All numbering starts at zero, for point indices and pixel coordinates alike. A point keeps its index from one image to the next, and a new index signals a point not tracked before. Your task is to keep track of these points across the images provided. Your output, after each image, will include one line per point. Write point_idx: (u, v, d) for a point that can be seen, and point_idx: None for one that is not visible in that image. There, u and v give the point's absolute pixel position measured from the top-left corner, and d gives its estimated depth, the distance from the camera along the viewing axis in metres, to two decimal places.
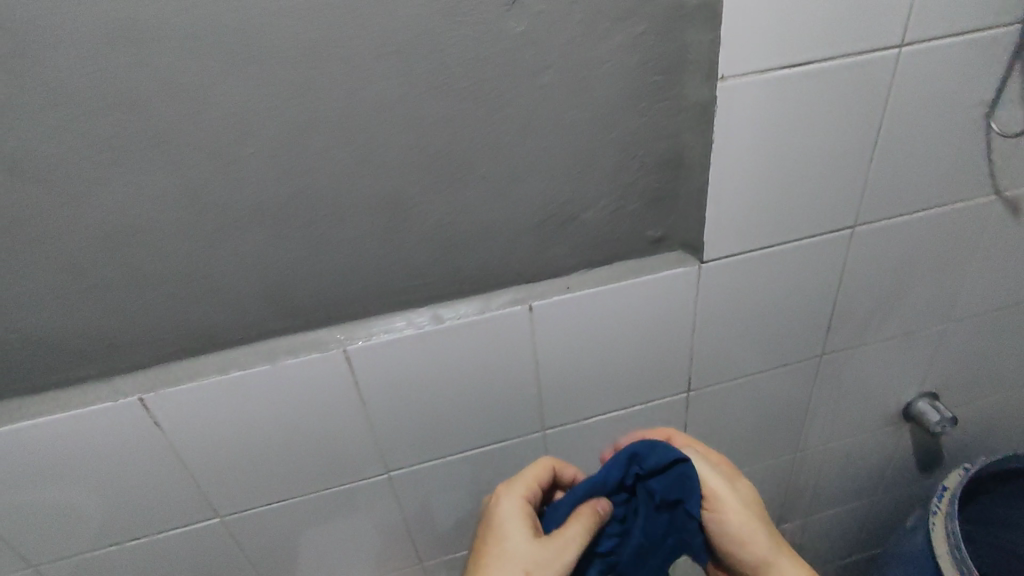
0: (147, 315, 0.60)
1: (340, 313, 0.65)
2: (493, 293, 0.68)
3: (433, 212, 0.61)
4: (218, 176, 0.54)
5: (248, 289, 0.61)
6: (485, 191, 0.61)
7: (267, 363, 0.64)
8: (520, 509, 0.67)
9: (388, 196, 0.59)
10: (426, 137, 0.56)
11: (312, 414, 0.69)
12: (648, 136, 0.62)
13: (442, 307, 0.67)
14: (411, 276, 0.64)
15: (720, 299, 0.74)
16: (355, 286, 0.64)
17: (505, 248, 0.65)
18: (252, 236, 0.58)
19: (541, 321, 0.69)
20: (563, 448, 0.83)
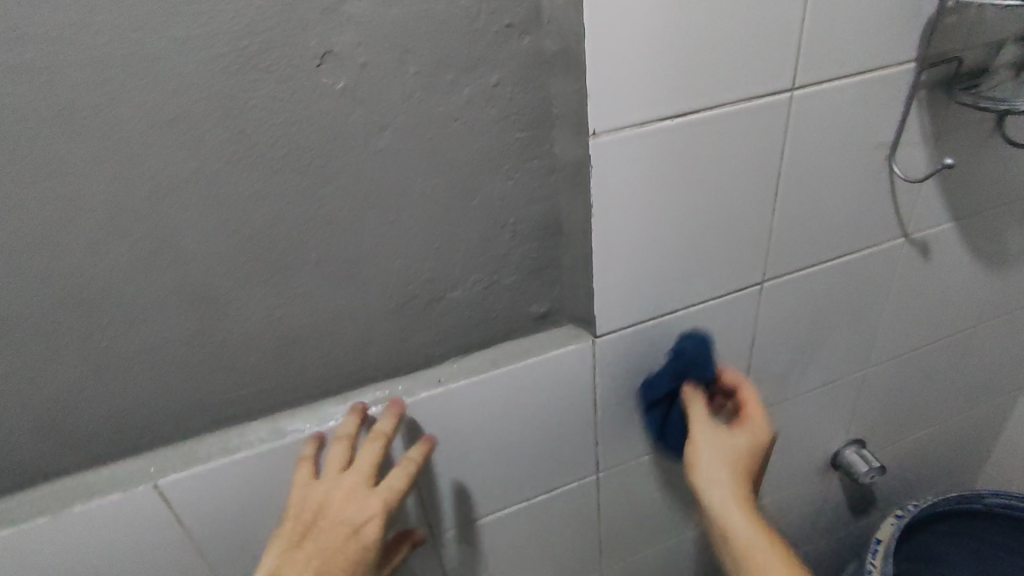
0: None
1: (148, 437, 0.51)
2: (351, 391, 0.56)
3: (255, 308, 0.48)
4: None
5: (13, 421, 0.47)
6: (321, 277, 0.49)
7: (47, 514, 0.49)
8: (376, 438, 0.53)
9: (191, 294, 0.46)
10: (233, 221, 0.45)
11: (122, 568, 0.53)
12: (519, 202, 0.52)
13: (286, 415, 0.55)
14: (238, 386, 0.52)
15: (623, 373, 0.65)
16: (163, 405, 0.50)
17: (358, 340, 0.54)
18: (6, 357, 0.44)
19: (412, 420, 0.57)
20: (461, 556, 0.70)
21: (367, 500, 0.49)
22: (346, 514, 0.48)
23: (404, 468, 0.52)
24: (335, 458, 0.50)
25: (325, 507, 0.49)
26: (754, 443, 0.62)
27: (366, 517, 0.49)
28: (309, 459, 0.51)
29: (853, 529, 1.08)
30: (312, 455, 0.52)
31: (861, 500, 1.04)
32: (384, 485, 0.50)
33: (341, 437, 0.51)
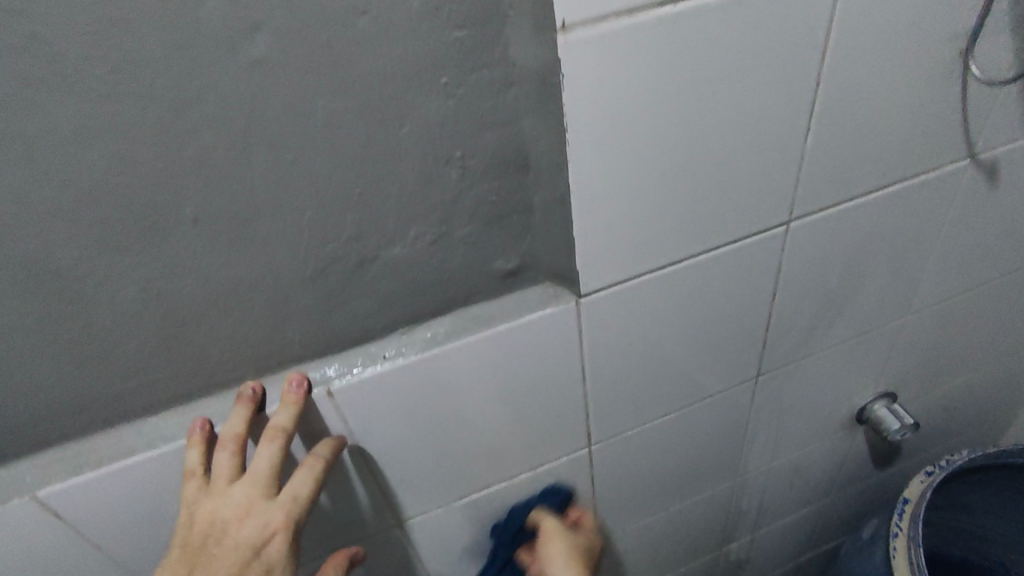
0: None
1: (19, 443, 0.42)
2: (275, 375, 0.46)
3: (120, 282, 0.37)
4: None
5: None
6: (205, 240, 0.37)
7: None
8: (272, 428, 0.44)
9: (25, 267, 0.35)
10: (59, 167, 0.32)
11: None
12: (467, 129, 0.39)
13: (195, 406, 0.44)
14: (123, 377, 0.41)
15: (615, 337, 0.54)
16: (26, 405, 0.40)
17: (271, 317, 0.42)
18: None
19: (353, 406, 0.47)
20: (433, 542, 0.63)
21: (266, 513, 0.41)
22: (242, 534, 0.40)
23: (310, 469, 0.44)
24: (221, 469, 0.41)
25: (215, 532, 0.41)
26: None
27: (261, 536, 0.41)
28: (194, 468, 0.42)
29: (875, 482, 1.00)
30: (199, 461, 0.42)
31: (886, 453, 0.95)
32: (289, 491, 0.43)
33: (223, 440, 0.42)
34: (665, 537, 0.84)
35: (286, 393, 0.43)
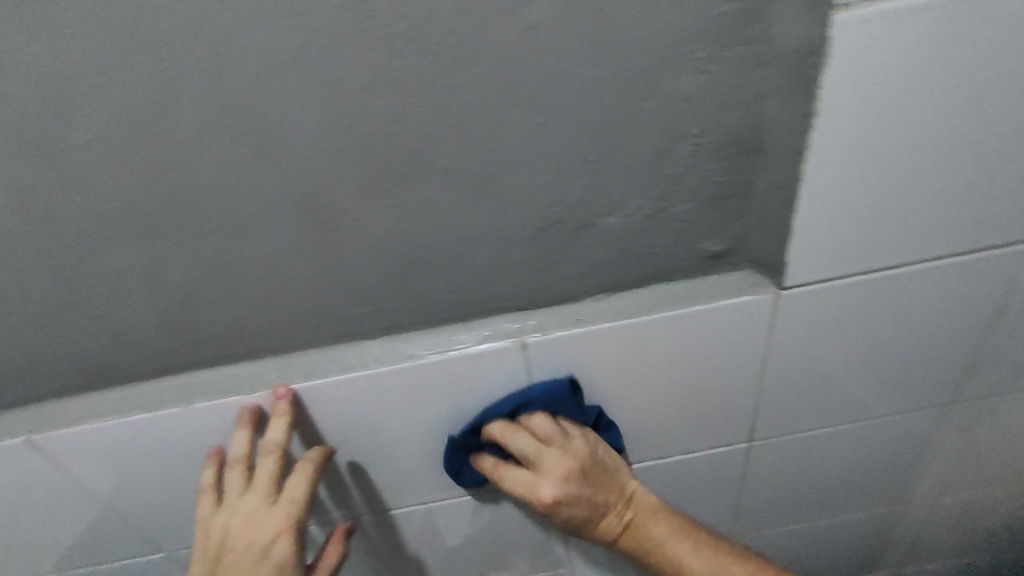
0: (11, 347, 0.45)
1: (267, 346, 0.49)
2: (478, 323, 0.49)
3: (373, 219, 0.42)
4: (52, 175, 0.37)
5: (138, 318, 0.45)
6: (448, 190, 0.41)
7: (180, 405, 0.49)
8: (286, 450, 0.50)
9: (304, 198, 0.40)
10: (347, 111, 0.37)
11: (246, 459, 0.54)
12: (709, 107, 0.39)
13: (406, 339, 0.49)
14: (357, 304, 0.46)
15: (807, 337, 0.52)
16: (280, 317, 0.46)
17: (486, 268, 0.45)
18: (122, 253, 0.41)
19: (543, 362, 0.50)
20: None
21: (268, 518, 0.49)
22: (248, 540, 0.48)
23: (301, 473, 0.50)
24: (232, 484, 0.50)
25: (226, 544, 0.49)
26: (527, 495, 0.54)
27: (269, 538, 0.48)
28: (210, 486, 0.51)
29: None
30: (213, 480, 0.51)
31: None
32: (284, 495, 0.50)
33: (233, 461, 0.50)
34: (800, 547, 0.81)
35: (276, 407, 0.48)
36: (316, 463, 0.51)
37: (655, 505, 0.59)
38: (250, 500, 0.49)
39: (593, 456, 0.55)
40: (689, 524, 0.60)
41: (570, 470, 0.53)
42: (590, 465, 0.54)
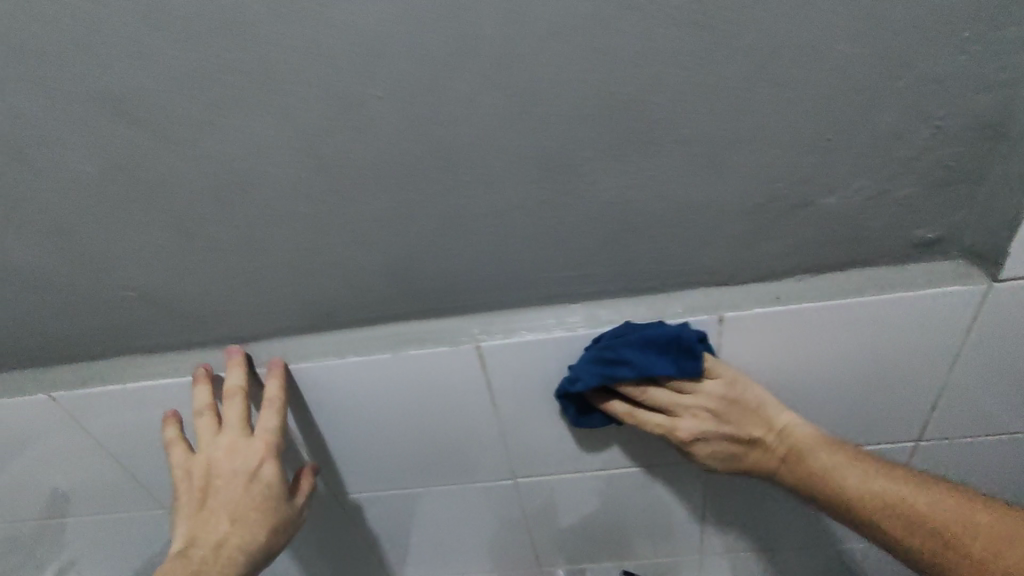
0: (255, 287, 0.50)
1: (474, 305, 0.52)
2: (674, 294, 0.51)
3: (605, 184, 0.44)
4: (340, 126, 0.41)
5: (370, 267, 0.49)
6: (682, 159, 0.43)
7: (389, 353, 0.53)
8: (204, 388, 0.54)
9: (549, 159, 0.43)
10: (610, 78, 0.39)
11: (434, 408, 0.58)
12: (959, 89, 0.39)
13: (604, 305, 0.52)
14: (567, 267, 0.49)
15: (1010, 336, 0.51)
16: (495, 276, 0.49)
17: (698, 239, 0.47)
18: (376, 203, 0.45)
19: (734, 337, 0.51)
20: (725, 476, 0.67)
21: (248, 448, 0.53)
22: (232, 466, 0.52)
23: (272, 406, 0.53)
24: (233, 418, 0.53)
25: (210, 476, 0.53)
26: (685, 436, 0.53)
27: (253, 463, 0.53)
28: (175, 438, 0.56)
29: None
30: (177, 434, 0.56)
31: None
32: (259, 429, 0.53)
33: (201, 408, 0.53)
34: None
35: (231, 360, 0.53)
36: (280, 395, 0.53)
37: (806, 446, 0.53)
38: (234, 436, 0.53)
39: (731, 396, 0.52)
40: (861, 454, 0.54)
41: (707, 412, 0.52)
42: (727, 407, 0.52)
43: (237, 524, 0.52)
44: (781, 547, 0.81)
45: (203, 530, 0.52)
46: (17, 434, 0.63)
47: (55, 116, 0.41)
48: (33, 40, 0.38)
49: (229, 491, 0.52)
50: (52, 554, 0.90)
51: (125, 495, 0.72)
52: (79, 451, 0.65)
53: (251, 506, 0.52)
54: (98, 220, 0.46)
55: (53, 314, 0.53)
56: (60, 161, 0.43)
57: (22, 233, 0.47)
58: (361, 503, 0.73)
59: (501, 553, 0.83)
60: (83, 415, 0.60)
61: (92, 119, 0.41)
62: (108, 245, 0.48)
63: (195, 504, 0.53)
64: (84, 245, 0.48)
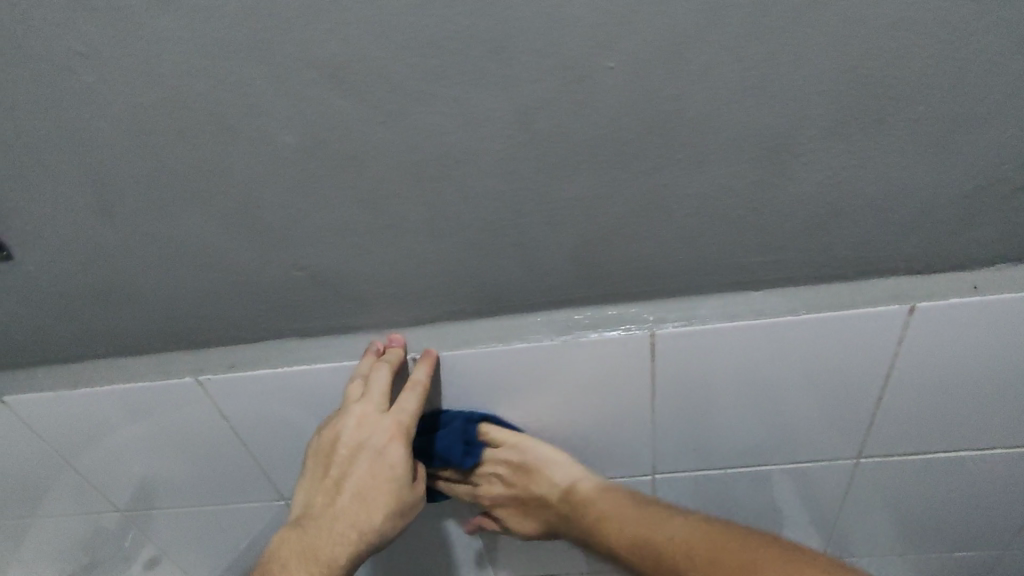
0: (431, 269, 0.49)
1: (650, 291, 0.50)
2: (858, 284, 0.50)
3: (823, 165, 0.42)
4: (561, 100, 0.39)
5: (556, 250, 0.47)
6: (911, 140, 0.41)
7: (558, 338, 0.52)
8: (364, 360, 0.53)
9: (772, 138, 0.41)
10: (858, 52, 0.37)
11: (589, 401, 0.56)
12: None
13: (783, 293, 0.50)
14: (758, 252, 0.47)
15: None
16: (682, 259, 0.48)
17: (904, 225, 0.45)
18: (580, 180, 0.43)
19: (917, 329, 0.50)
20: (870, 481, 0.64)
21: (382, 427, 0.51)
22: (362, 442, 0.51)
23: (413, 390, 0.52)
24: (374, 391, 0.50)
25: (337, 444, 0.52)
26: (562, 498, 0.62)
27: (383, 443, 0.52)
28: None
29: None
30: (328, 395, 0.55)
31: None
32: (396, 410, 0.51)
33: (357, 374, 0.53)
34: None
35: (389, 348, 0.53)
36: (427, 382, 0.52)
37: (620, 513, 0.58)
38: (368, 411, 0.51)
39: (600, 482, 0.61)
40: (795, 552, 0.50)
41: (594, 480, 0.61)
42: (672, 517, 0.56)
43: (357, 499, 0.52)
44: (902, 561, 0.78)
45: (325, 499, 0.52)
46: (155, 416, 0.63)
47: (268, 85, 0.39)
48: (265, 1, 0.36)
49: (355, 467, 0.52)
50: (136, 559, 0.86)
51: (242, 485, 0.71)
52: (212, 436, 0.64)
53: (374, 484, 0.52)
54: (285, 197, 0.45)
55: (214, 293, 0.52)
56: (260, 134, 0.41)
57: (205, 208, 0.46)
58: (482, 506, 0.70)
59: (613, 566, 0.79)
60: (227, 398, 0.59)
61: (305, 89, 0.39)
62: (289, 224, 0.46)
63: (323, 474, 0.53)
64: (264, 222, 0.46)
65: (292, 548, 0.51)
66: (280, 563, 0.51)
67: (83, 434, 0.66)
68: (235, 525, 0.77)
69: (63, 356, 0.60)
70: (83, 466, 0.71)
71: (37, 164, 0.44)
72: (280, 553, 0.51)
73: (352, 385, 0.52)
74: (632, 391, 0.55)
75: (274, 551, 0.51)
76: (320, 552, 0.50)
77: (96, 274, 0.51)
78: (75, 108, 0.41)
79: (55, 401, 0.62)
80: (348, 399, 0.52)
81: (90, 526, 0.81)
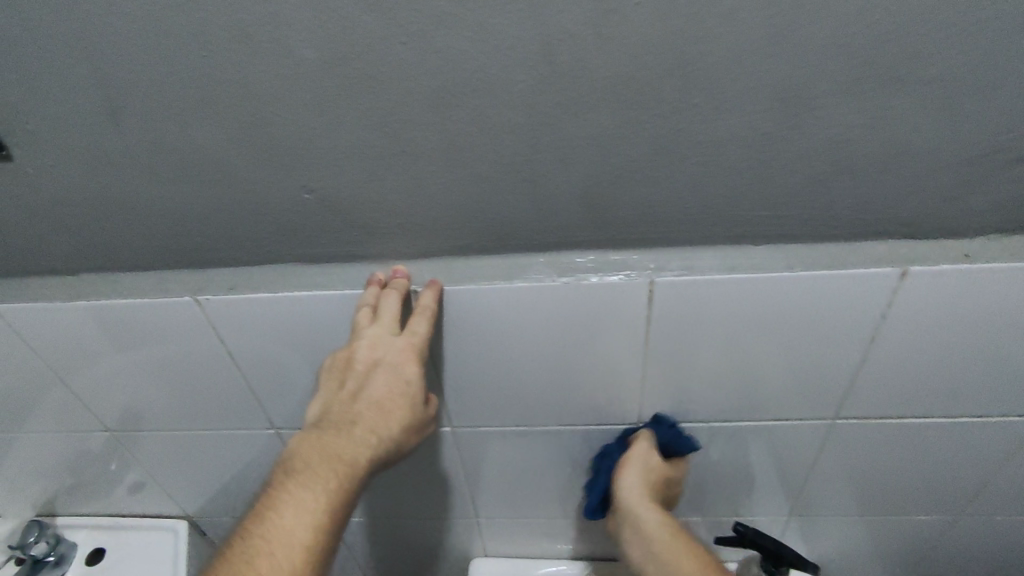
0: (441, 201, 0.49)
1: (654, 239, 0.51)
2: (854, 245, 0.51)
3: (836, 120, 0.43)
4: (587, 32, 0.39)
5: (566, 190, 0.48)
6: (924, 100, 0.42)
7: (558, 281, 0.53)
8: (370, 288, 0.52)
9: (790, 88, 0.41)
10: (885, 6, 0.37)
11: (584, 346, 0.57)
12: None
13: (781, 251, 0.52)
14: (763, 206, 0.48)
15: None
16: (689, 209, 0.49)
17: (904, 188, 0.47)
18: (597, 119, 0.43)
19: (907, 293, 0.52)
20: (843, 443, 0.67)
21: (396, 344, 0.50)
22: (377, 359, 0.50)
23: (424, 312, 0.51)
24: (388, 309, 0.50)
25: (349, 363, 0.50)
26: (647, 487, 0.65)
27: (397, 360, 0.50)
28: None
29: None
30: None
31: None
32: (410, 328, 0.51)
33: (366, 299, 0.52)
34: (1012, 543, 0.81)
35: (393, 278, 0.53)
36: (434, 305, 0.52)
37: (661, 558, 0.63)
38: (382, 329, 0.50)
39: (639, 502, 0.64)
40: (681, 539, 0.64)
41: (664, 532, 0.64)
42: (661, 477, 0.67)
43: (376, 408, 0.49)
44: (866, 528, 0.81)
45: (340, 408, 0.50)
46: (152, 337, 0.63)
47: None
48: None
49: (371, 380, 0.50)
50: (121, 481, 0.88)
51: (234, 413, 0.72)
52: (206, 361, 0.65)
53: (391, 396, 0.50)
54: (298, 115, 0.44)
55: (220, 212, 0.52)
56: (278, 46, 0.41)
57: (218, 122, 0.45)
58: (470, 445, 0.72)
59: (591, 510, 0.82)
60: (226, 322, 0.59)
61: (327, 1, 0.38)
62: (301, 145, 0.46)
63: (336, 389, 0.51)
64: (276, 139, 0.46)
65: (311, 450, 0.48)
66: (300, 466, 0.47)
67: (76, 351, 0.67)
68: (223, 452, 0.79)
69: (61, 268, 0.60)
70: (71, 382, 0.71)
71: (42, 64, 0.43)
72: (297, 456, 0.48)
73: (363, 308, 0.51)
74: (632, 339, 0.57)
75: (293, 454, 0.48)
76: (341, 454, 0.47)
77: (100, 186, 0.50)
78: (89, 6, 0.40)
79: (50, 314, 0.62)
80: (360, 320, 0.51)
81: (77, 447, 0.82)
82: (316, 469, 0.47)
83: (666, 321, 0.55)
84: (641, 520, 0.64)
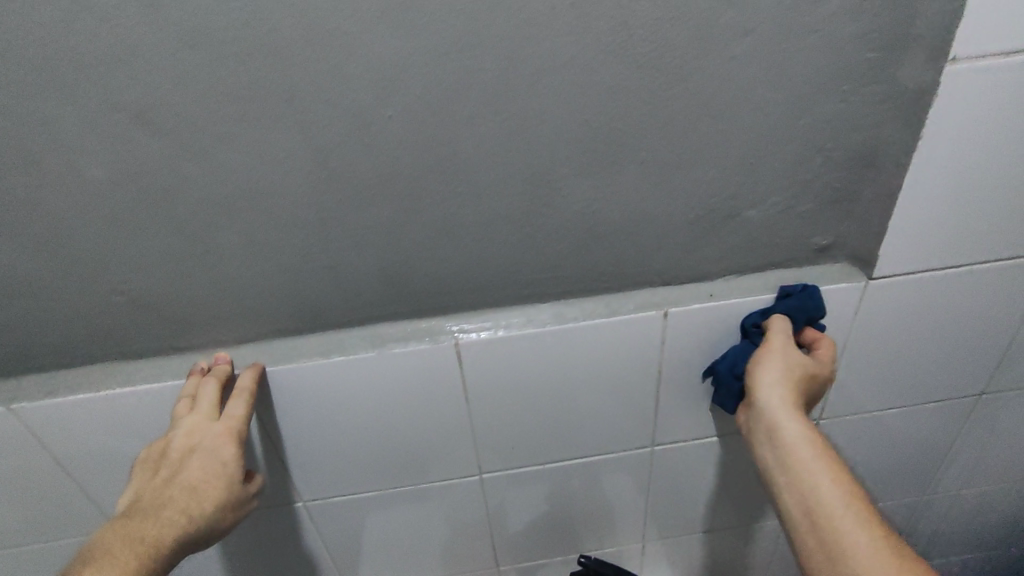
0: (251, 289, 0.53)
1: (455, 304, 0.58)
2: (625, 293, 0.60)
3: (579, 198, 0.52)
4: (352, 140, 0.46)
5: (364, 269, 0.53)
6: (641, 177, 0.52)
7: (373, 351, 0.57)
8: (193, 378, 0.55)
9: (534, 176, 0.50)
10: (587, 111, 0.47)
11: (410, 406, 0.62)
12: (845, 128, 0.51)
13: (566, 305, 0.60)
14: (539, 269, 0.56)
15: (881, 324, 0.65)
16: (477, 279, 0.56)
17: (649, 245, 0.56)
18: (378, 210, 0.50)
19: (674, 331, 0.61)
20: (667, 468, 0.75)
21: (213, 428, 0.53)
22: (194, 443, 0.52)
23: (242, 395, 0.54)
24: (206, 396, 0.53)
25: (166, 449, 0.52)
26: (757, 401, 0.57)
27: (214, 443, 0.52)
28: None
29: None
30: None
31: None
32: (227, 413, 0.53)
33: (187, 389, 0.55)
34: None
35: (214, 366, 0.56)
36: (253, 386, 0.55)
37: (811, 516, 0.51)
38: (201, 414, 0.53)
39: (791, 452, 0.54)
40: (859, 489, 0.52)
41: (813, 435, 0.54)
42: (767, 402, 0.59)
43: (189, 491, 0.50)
44: (714, 546, 0.89)
45: (152, 494, 0.50)
46: None
47: (72, 123, 0.43)
48: (64, 49, 0.40)
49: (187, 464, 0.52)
50: None
51: (73, 519, 0.69)
52: (33, 469, 0.63)
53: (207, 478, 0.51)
54: (96, 226, 0.48)
55: (28, 318, 0.53)
56: (67, 168, 0.45)
57: (15, 239, 0.48)
58: (327, 518, 0.73)
59: (462, 565, 0.85)
60: (46, 428, 0.59)
61: (109, 129, 0.43)
62: (104, 252, 0.49)
63: (152, 476, 0.52)
64: (77, 249, 0.49)
65: (114, 536, 0.47)
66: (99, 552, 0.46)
67: None
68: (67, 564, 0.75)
69: None
70: None
71: None
72: (98, 544, 0.47)
73: (184, 398, 0.54)
74: (453, 395, 0.62)
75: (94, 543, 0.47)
76: (145, 536, 0.48)
77: None
78: None
79: None
80: (181, 409, 0.54)
81: None
82: (116, 553, 0.46)
83: (480, 376, 0.61)
84: (804, 439, 0.54)
